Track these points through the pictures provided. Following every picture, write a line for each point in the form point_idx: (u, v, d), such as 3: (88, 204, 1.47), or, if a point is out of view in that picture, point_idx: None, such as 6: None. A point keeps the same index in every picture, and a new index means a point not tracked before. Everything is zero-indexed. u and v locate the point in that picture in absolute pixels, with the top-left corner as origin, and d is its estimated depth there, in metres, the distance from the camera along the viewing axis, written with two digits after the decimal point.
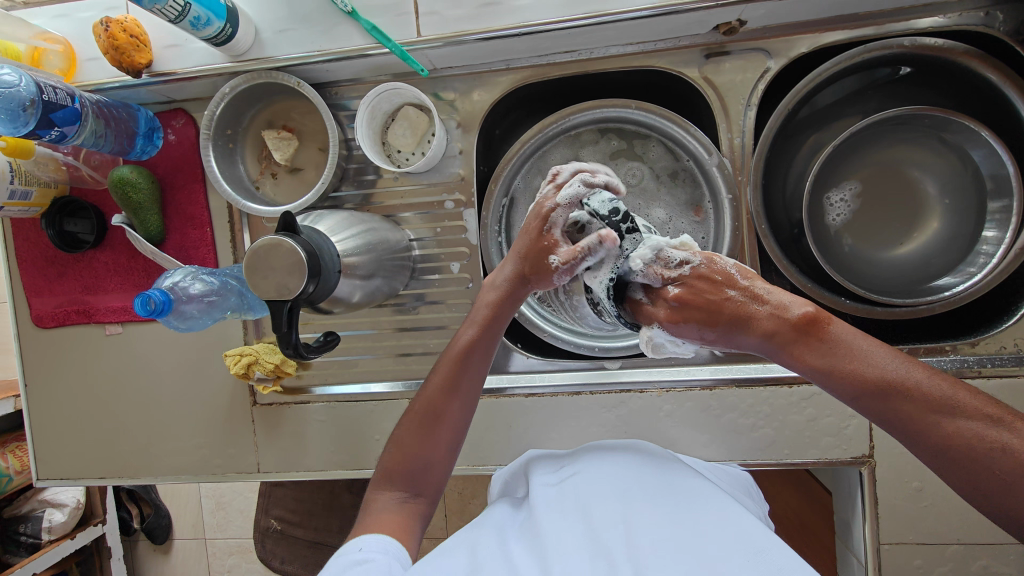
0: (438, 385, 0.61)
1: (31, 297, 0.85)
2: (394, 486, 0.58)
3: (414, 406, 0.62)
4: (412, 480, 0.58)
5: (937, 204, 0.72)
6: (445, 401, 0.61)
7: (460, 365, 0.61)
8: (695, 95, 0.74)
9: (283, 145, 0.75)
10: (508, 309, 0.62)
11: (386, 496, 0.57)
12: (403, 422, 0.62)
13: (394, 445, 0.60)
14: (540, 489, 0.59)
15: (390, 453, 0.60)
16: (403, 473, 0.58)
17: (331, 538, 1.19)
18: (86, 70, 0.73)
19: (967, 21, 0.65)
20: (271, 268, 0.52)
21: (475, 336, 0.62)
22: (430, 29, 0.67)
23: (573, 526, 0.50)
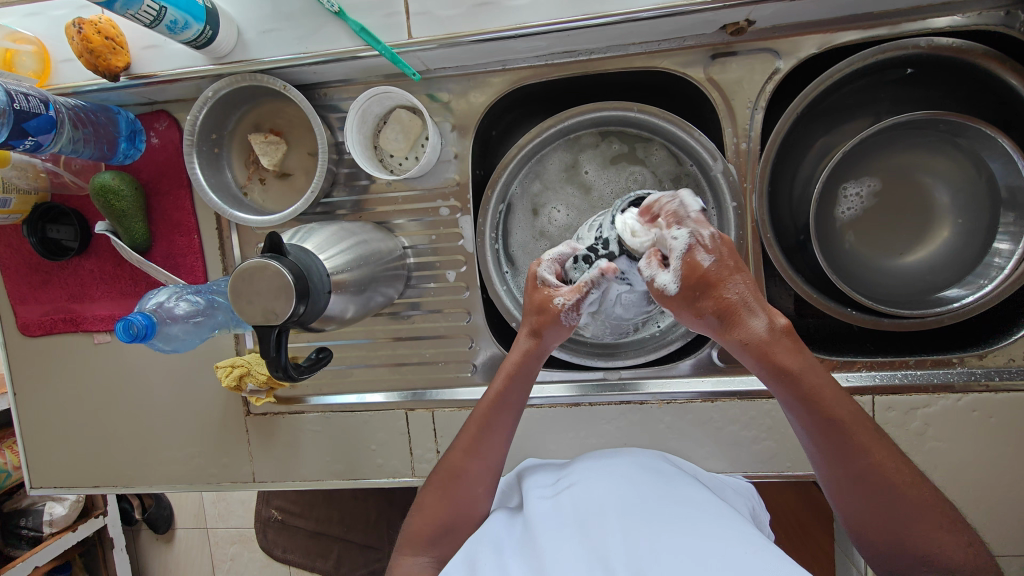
0: (461, 446, 0.59)
1: (16, 305, 0.83)
2: (419, 549, 0.58)
3: (440, 466, 0.61)
4: (438, 540, 0.58)
5: (950, 211, 0.70)
6: (465, 461, 0.59)
7: (489, 417, 0.59)
8: (699, 97, 0.71)
9: (270, 150, 0.72)
10: (533, 366, 0.59)
11: (409, 560, 0.57)
12: (429, 484, 0.61)
13: (421, 510, 0.60)
14: (537, 502, 0.58)
15: (417, 518, 0.59)
16: (428, 536, 0.58)
17: (335, 529, 1.21)
18: (60, 72, 0.69)
19: (987, 21, 0.62)
20: (256, 293, 0.50)
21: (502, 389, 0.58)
22: (422, 30, 0.64)
23: (573, 544, 0.49)
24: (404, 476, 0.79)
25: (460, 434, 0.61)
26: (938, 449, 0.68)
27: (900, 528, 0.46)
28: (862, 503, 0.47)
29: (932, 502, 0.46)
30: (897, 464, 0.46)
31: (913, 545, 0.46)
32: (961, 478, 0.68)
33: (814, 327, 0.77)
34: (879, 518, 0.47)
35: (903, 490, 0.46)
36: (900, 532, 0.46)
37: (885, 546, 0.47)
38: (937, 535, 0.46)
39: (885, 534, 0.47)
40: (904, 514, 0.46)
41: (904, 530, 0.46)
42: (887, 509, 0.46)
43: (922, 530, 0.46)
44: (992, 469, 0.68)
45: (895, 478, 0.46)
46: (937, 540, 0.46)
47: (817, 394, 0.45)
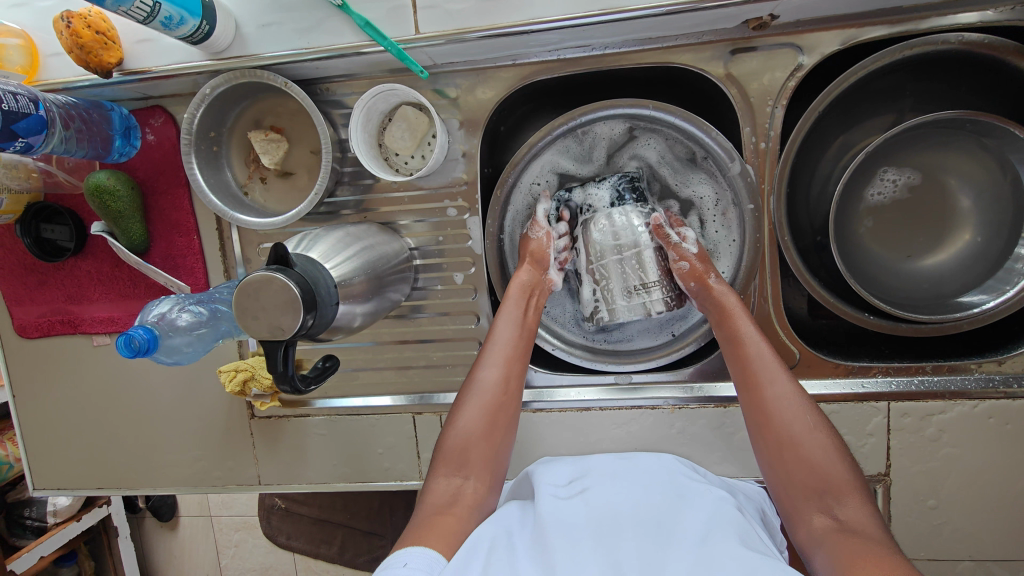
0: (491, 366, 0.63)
1: (13, 307, 0.81)
2: (451, 469, 0.58)
3: (469, 385, 0.63)
4: (468, 463, 0.59)
5: (970, 213, 0.68)
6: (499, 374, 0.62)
7: (518, 346, 0.64)
8: (717, 94, 0.69)
9: (272, 148, 0.70)
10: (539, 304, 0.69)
11: (443, 481, 0.58)
12: (460, 402, 0.62)
13: (453, 429, 0.61)
14: (549, 500, 0.56)
15: (450, 435, 0.60)
16: (460, 455, 0.59)
17: (339, 516, 1.21)
18: (49, 66, 0.66)
19: (1021, 16, 0.59)
20: (262, 306, 0.48)
21: (517, 316, 0.66)
22: (429, 26, 0.60)
23: (590, 556, 0.48)
24: (411, 479, 0.78)
25: (488, 356, 0.63)
26: (952, 455, 0.67)
27: (795, 448, 0.55)
28: (768, 425, 0.56)
29: (828, 434, 0.55)
30: (799, 406, 0.56)
31: (810, 467, 0.54)
32: (973, 483, 0.68)
33: (829, 329, 0.76)
34: (781, 439, 0.55)
35: (799, 415, 0.56)
36: (795, 453, 0.54)
37: (791, 471, 0.54)
38: (827, 459, 0.54)
39: (786, 457, 0.55)
40: (799, 436, 0.55)
41: (798, 451, 0.54)
42: (786, 431, 0.55)
43: (814, 455, 0.54)
44: (1006, 475, 0.67)
45: (795, 403, 0.56)
46: (828, 463, 0.53)
47: (739, 327, 0.61)
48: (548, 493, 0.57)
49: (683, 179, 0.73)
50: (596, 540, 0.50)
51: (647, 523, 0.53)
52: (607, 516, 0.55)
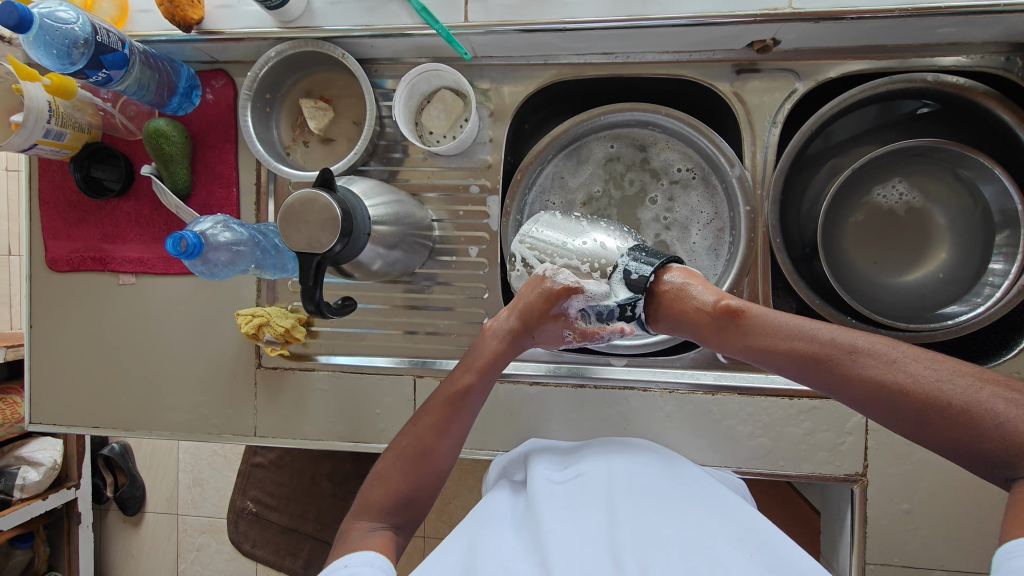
0: (428, 424, 0.63)
1: (48, 240, 0.85)
2: (373, 517, 0.59)
3: (399, 442, 0.63)
4: (396, 512, 0.60)
5: (947, 236, 0.75)
6: (433, 440, 0.62)
7: (454, 408, 0.64)
8: (723, 107, 0.77)
9: (318, 115, 0.77)
10: (504, 360, 0.66)
11: (364, 525, 0.59)
12: (391, 452, 0.63)
13: (377, 479, 0.62)
14: (544, 483, 0.56)
15: (376, 485, 0.61)
16: (386, 504, 0.60)
17: (308, 527, 1.16)
18: (136, 20, 0.74)
19: (989, 63, 0.69)
20: (305, 221, 0.53)
21: (473, 382, 0.64)
22: (477, 16, 0.69)
23: (578, 527, 0.49)
24: None
25: (421, 418, 0.64)
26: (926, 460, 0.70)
27: (927, 421, 0.45)
28: (885, 409, 0.47)
29: (964, 374, 0.45)
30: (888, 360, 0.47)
31: (955, 434, 0.43)
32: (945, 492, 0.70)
33: None
34: (905, 420, 0.46)
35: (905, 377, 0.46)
36: (933, 428, 0.45)
37: (939, 442, 0.45)
38: (971, 414, 0.43)
39: (924, 430, 0.45)
40: (923, 400, 0.45)
41: (937, 426, 0.44)
42: (901, 404, 0.46)
43: (955, 418, 0.43)
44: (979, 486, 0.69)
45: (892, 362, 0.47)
46: (975, 414, 0.43)
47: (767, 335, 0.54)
48: (541, 477, 0.57)
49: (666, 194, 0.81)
50: (594, 512, 0.51)
51: (640, 491, 0.53)
52: (602, 488, 0.54)
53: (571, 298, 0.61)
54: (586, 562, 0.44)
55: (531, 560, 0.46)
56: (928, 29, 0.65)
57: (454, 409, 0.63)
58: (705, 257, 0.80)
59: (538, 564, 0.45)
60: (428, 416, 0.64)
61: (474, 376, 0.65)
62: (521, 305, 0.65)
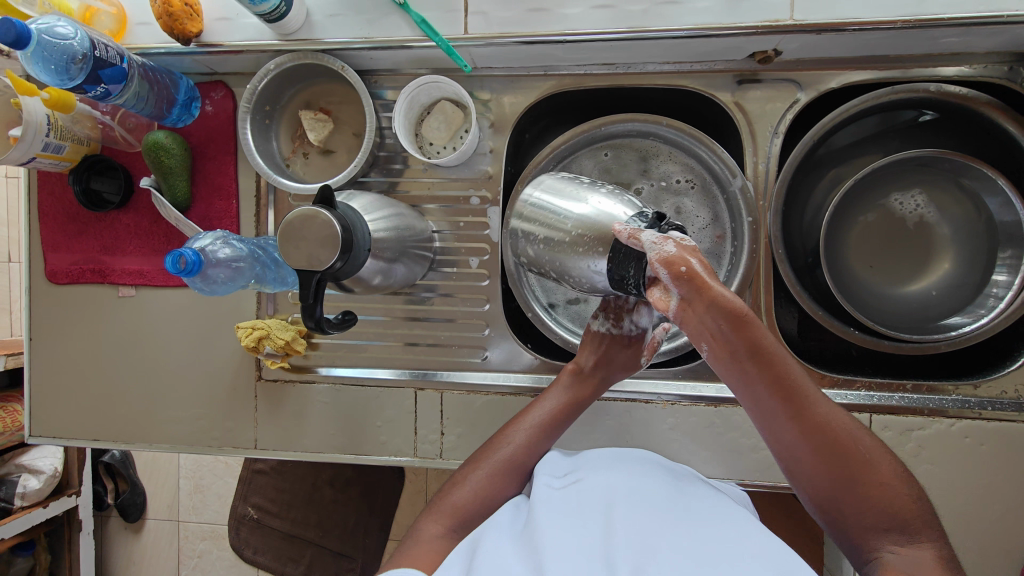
0: (514, 444, 0.63)
1: (47, 252, 0.85)
2: (447, 520, 0.59)
3: (493, 450, 0.64)
4: (467, 524, 0.60)
5: (950, 247, 0.75)
6: (522, 459, 0.63)
7: (543, 430, 0.64)
8: (724, 118, 0.77)
9: (318, 126, 0.77)
10: (587, 399, 0.66)
11: (435, 528, 0.59)
12: (474, 464, 0.64)
13: (459, 485, 0.62)
14: (543, 490, 0.56)
15: (460, 490, 0.61)
16: (460, 513, 0.60)
17: (311, 533, 1.16)
18: (135, 33, 0.74)
19: (991, 73, 0.68)
20: (304, 238, 0.53)
21: (558, 411, 0.65)
22: (476, 29, 0.69)
23: (575, 535, 0.48)
24: (405, 456, 0.80)
25: (507, 435, 0.65)
26: (931, 472, 0.69)
27: (851, 489, 0.48)
28: (822, 464, 0.48)
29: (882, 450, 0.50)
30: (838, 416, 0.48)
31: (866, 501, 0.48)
32: (954, 505, 0.68)
33: (816, 347, 0.80)
34: (830, 479, 0.48)
35: (863, 457, 0.48)
36: (846, 492, 0.48)
37: (840, 504, 0.49)
38: (887, 491, 0.48)
39: (842, 494, 0.48)
40: (856, 469, 0.48)
41: (855, 492, 0.48)
42: (840, 470, 0.48)
43: (876, 492, 0.48)
44: (987, 502, 0.68)
45: (855, 434, 0.48)
46: (889, 494, 0.48)
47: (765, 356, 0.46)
48: (542, 485, 0.57)
49: (668, 202, 0.81)
50: (592, 519, 0.50)
51: (638, 498, 0.53)
52: (600, 494, 0.54)
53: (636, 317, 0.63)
54: (580, 564, 0.44)
55: (525, 566, 0.45)
56: (931, 39, 0.65)
57: (543, 433, 0.64)
58: None
59: (533, 570, 0.44)
60: (514, 437, 0.64)
61: (560, 406, 0.66)
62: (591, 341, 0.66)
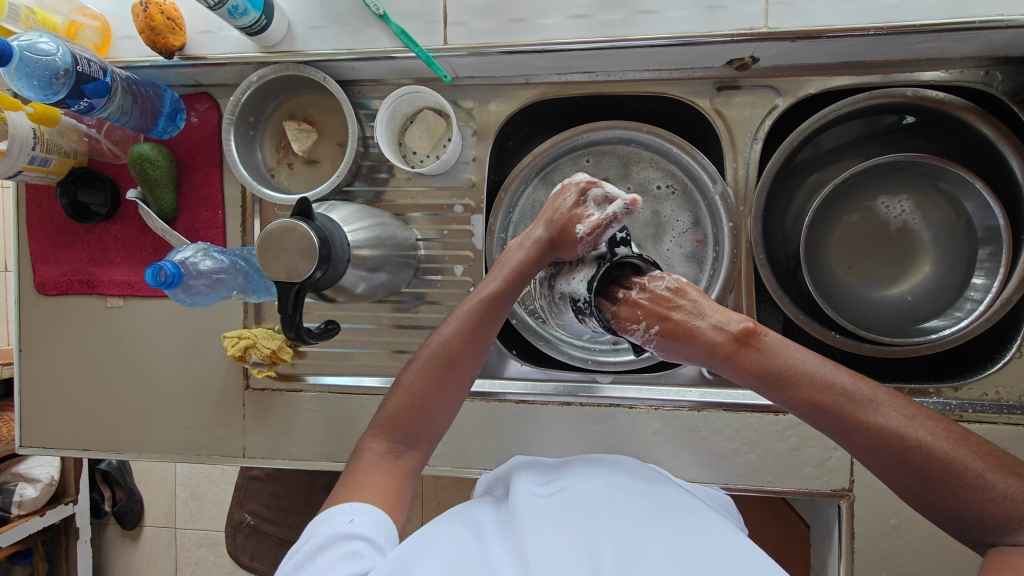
0: (454, 332, 0.62)
1: (36, 264, 0.85)
2: (390, 433, 0.59)
3: (423, 350, 0.63)
4: (410, 434, 0.60)
5: (931, 249, 0.75)
6: (459, 349, 0.62)
7: (481, 317, 0.63)
8: (704, 124, 0.77)
9: (302, 137, 0.77)
10: (534, 269, 0.64)
11: (379, 446, 0.59)
12: (413, 363, 0.62)
13: (399, 392, 0.61)
14: (526, 496, 0.56)
15: (397, 399, 0.61)
16: (402, 424, 0.60)
17: None
18: (119, 47, 0.75)
19: (968, 78, 0.69)
20: (283, 251, 0.53)
21: (501, 286, 0.63)
22: (456, 39, 0.70)
23: (561, 539, 0.48)
24: None
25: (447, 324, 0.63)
26: None
27: (937, 489, 0.48)
28: (897, 470, 0.49)
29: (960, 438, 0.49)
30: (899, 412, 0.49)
31: (952, 496, 0.47)
32: None
33: None
34: (911, 487, 0.49)
35: (937, 454, 0.47)
36: (932, 494, 0.48)
37: (941, 502, 0.48)
38: (978, 483, 0.46)
39: (931, 497, 0.48)
40: (933, 465, 0.47)
41: (943, 493, 0.47)
42: (916, 464, 0.48)
43: (968, 488, 0.47)
44: None
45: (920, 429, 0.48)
46: (980, 486, 0.46)
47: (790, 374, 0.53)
48: (525, 491, 0.57)
49: (652, 208, 0.81)
50: (575, 523, 0.50)
51: (621, 507, 0.52)
52: (582, 499, 0.54)
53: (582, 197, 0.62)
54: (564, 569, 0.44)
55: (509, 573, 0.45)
56: (906, 45, 0.65)
57: (467, 340, 0.62)
58: (683, 265, 0.80)
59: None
60: (453, 327, 0.62)
61: (503, 281, 0.64)
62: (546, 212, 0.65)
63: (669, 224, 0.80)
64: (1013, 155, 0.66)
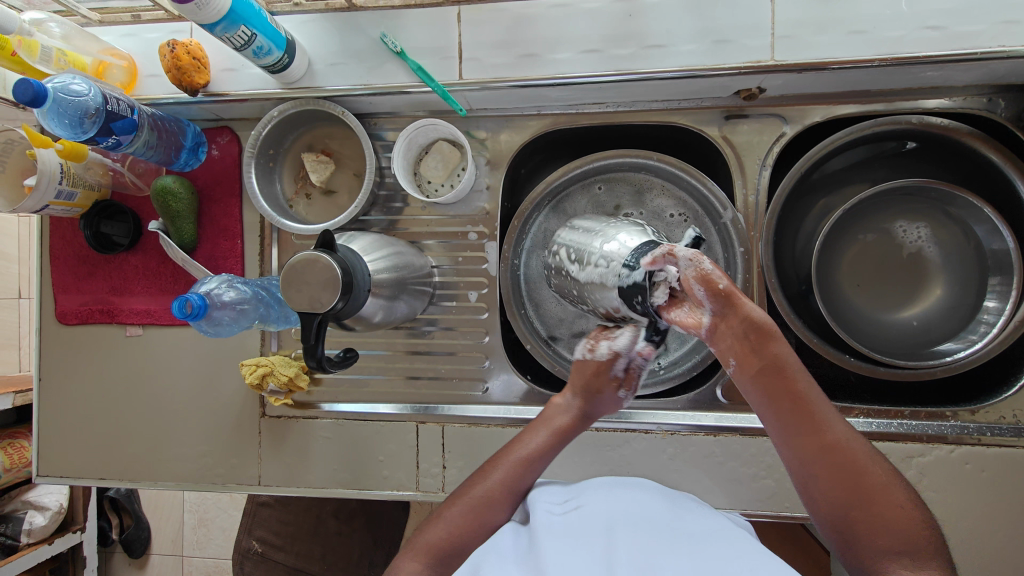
0: (498, 476, 0.61)
1: (58, 294, 0.87)
2: (424, 559, 0.57)
3: (465, 490, 0.62)
4: (444, 562, 0.57)
5: (941, 273, 0.76)
6: (500, 488, 0.61)
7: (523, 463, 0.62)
8: (713, 151, 0.79)
9: (320, 168, 0.79)
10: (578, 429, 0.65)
11: (413, 568, 0.57)
12: (452, 501, 0.61)
13: (438, 522, 0.60)
14: (544, 516, 0.56)
15: (436, 529, 0.60)
16: (437, 552, 0.58)
17: (314, 567, 1.13)
18: (145, 85, 0.78)
19: (972, 105, 0.70)
20: (306, 282, 0.54)
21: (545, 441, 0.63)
22: (471, 74, 0.72)
23: (579, 554, 0.48)
24: (408, 490, 0.80)
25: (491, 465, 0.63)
26: (934, 499, 0.69)
27: (863, 505, 0.49)
28: (829, 481, 0.50)
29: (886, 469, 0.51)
30: (846, 436, 0.51)
31: (872, 517, 0.48)
32: (958, 532, 0.68)
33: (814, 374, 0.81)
34: (836, 499, 0.50)
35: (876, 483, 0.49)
36: (854, 510, 0.49)
37: (857, 520, 0.49)
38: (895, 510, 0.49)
39: (852, 512, 0.49)
40: (865, 483, 0.49)
41: (869, 510, 0.49)
42: (847, 480, 0.49)
43: (884, 511, 0.48)
44: (993, 530, 0.68)
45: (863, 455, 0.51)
46: (899, 511, 0.49)
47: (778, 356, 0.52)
48: (542, 510, 0.57)
49: (663, 233, 0.82)
50: (594, 542, 0.50)
51: (638, 521, 0.52)
52: (600, 518, 0.54)
53: (615, 363, 0.62)
54: None
55: None
56: (911, 75, 0.67)
57: (509, 479, 0.61)
58: None
59: None
60: (497, 467, 0.63)
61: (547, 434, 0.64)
62: (576, 376, 0.65)
63: None
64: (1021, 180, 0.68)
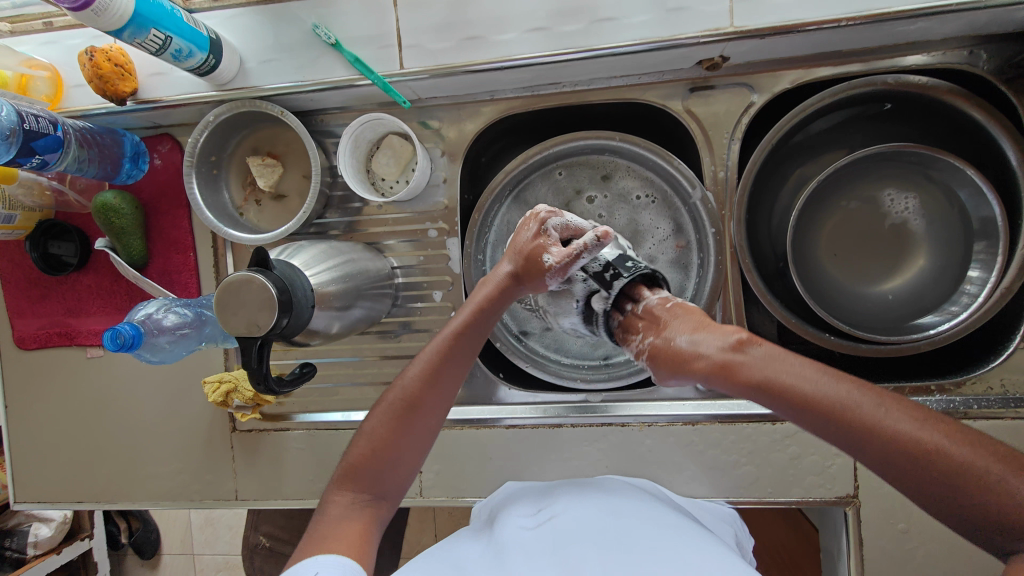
0: (416, 376, 0.60)
1: (14, 319, 0.84)
2: (356, 487, 0.57)
3: (387, 395, 0.61)
4: (377, 484, 0.58)
5: (924, 242, 0.72)
6: (423, 390, 0.60)
7: (447, 359, 0.61)
8: (680, 127, 0.74)
9: (267, 172, 0.75)
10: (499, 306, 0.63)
11: (345, 498, 0.57)
12: (374, 412, 0.61)
13: (361, 440, 0.59)
14: (513, 531, 0.54)
15: (358, 449, 0.59)
16: (366, 472, 0.58)
17: None
18: (72, 96, 0.73)
19: (952, 59, 0.65)
20: (240, 305, 0.51)
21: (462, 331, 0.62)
22: (413, 62, 0.67)
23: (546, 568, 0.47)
24: None
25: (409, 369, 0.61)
26: None
27: (948, 493, 0.40)
28: (904, 477, 0.42)
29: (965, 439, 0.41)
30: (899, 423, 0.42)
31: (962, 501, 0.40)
32: None
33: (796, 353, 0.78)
34: (921, 493, 0.41)
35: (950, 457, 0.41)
36: (943, 501, 0.41)
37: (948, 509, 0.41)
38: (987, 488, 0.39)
39: (938, 503, 0.41)
40: (941, 470, 0.40)
41: (956, 498, 0.40)
42: (916, 467, 0.41)
43: (975, 494, 0.40)
44: None
45: (924, 433, 0.41)
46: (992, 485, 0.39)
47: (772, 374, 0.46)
48: (513, 526, 0.55)
49: (633, 216, 0.78)
50: (560, 557, 0.48)
51: (606, 535, 0.51)
52: (568, 532, 0.52)
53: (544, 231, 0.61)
54: None
55: None
56: (884, 31, 0.62)
57: (430, 383, 0.60)
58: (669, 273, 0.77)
59: None
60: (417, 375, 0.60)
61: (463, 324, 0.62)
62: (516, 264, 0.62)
63: (649, 232, 0.78)
64: (1006, 139, 0.63)
